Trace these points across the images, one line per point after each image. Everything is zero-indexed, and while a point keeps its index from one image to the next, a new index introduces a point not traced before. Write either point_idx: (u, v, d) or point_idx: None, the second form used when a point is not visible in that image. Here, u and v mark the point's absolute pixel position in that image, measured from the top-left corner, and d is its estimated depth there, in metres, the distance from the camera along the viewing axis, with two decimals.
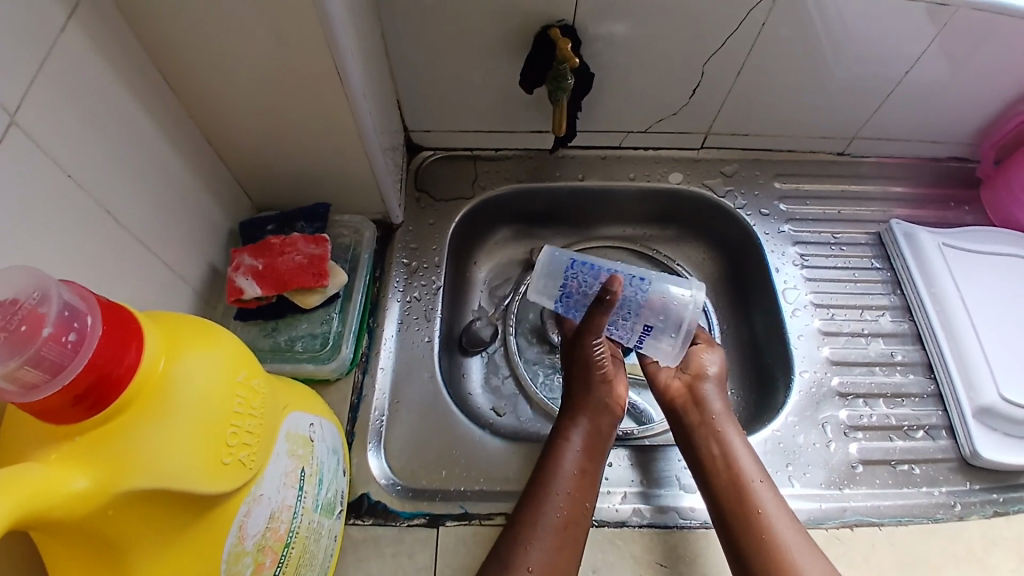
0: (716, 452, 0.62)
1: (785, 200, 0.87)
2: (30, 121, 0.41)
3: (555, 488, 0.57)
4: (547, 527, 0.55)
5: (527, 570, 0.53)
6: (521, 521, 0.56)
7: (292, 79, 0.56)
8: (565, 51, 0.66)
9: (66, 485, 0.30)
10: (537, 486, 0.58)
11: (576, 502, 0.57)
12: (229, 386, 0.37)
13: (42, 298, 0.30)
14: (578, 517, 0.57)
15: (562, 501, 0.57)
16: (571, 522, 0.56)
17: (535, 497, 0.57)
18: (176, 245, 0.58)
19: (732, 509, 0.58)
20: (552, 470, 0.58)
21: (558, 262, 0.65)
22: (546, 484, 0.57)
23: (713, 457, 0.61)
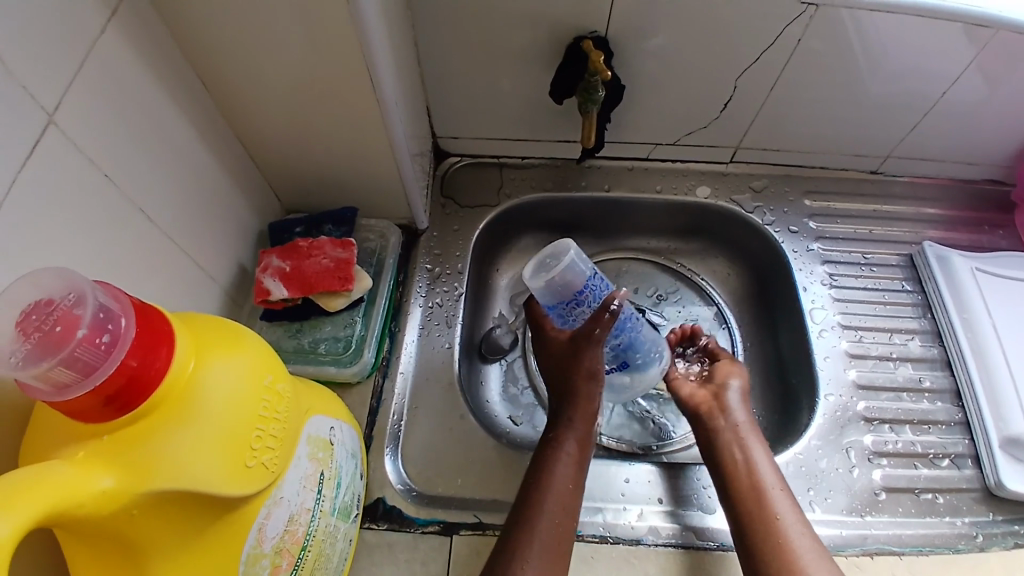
0: (739, 462, 0.60)
1: (815, 218, 0.85)
2: (68, 120, 0.42)
3: (547, 503, 0.56)
4: (539, 543, 0.53)
5: None
6: (514, 536, 0.54)
7: (324, 84, 0.56)
8: (597, 63, 0.66)
9: (92, 485, 0.31)
10: (528, 501, 0.56)
11: (566, 517, 0.56)
12: (254, 391, 0.37)
13: (78, 301, 0.31)
14: (567, 533, 0.55)
15: (554, 518, 0.55)
16: (563, 537, 0.55)
17: (527, 511, 0.55)
18: (207, 244, 0.59)
19: (752, 519, 0.57)
20: (543, 484, 0.57)
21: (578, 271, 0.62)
22: (538, 499, 0.56)
23: (736, 467, 0.60)
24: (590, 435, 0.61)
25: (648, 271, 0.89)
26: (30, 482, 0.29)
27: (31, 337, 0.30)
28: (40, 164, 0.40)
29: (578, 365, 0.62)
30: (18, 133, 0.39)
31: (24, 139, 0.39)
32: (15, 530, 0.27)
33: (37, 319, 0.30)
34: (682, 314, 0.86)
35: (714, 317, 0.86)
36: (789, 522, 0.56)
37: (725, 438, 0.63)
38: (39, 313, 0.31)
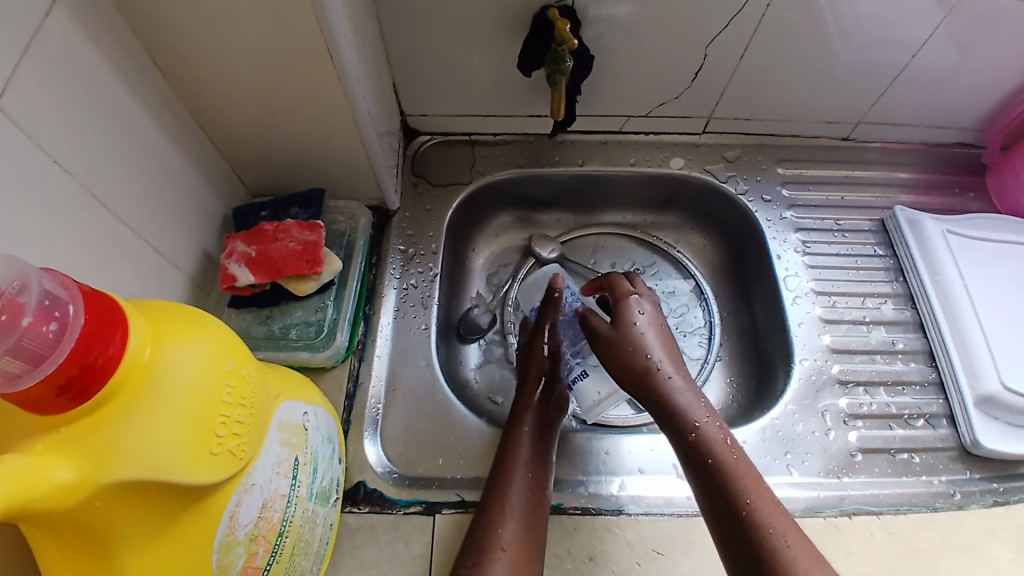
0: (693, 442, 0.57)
1: (788, 186, 0.86)
2: (15, 107, 0.40)
3: (518, 471, 0.58)
4: (512, 507, 0.55)
5: (501, 549, 0.53)
6: (492, 505, 0.56)
7: (284, 63, 0.54)
8: (563, 32, 0.64)
9: (49, 477, 0.30)
10: (499, 473, 0.58)
11: (537, 485, 0.57)
12: (217, 376, 0.36)
13: (23, 287, 0.30)
14: (541, 499, 0.57)
15: (526, 484, 0.57)
16: (536, 500, 0.56)
17: (500, 480, 0.57)
18: (169, 231, 0.57)
19: (721, 505, 0.54)
20: (513, 454, 0.59)
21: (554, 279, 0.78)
22: (509, 468, 0.58)
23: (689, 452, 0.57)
24: (550, 412, 0.64)
25: (624, 245, 0.88)
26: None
27: None
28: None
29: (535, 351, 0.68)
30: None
31: None
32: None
33: None
34: (659, 287, 0.86)
35: (692, 290, 0.86)
36: (761, 500, 0.53)
37: (670, 416, 0.59)
38: None
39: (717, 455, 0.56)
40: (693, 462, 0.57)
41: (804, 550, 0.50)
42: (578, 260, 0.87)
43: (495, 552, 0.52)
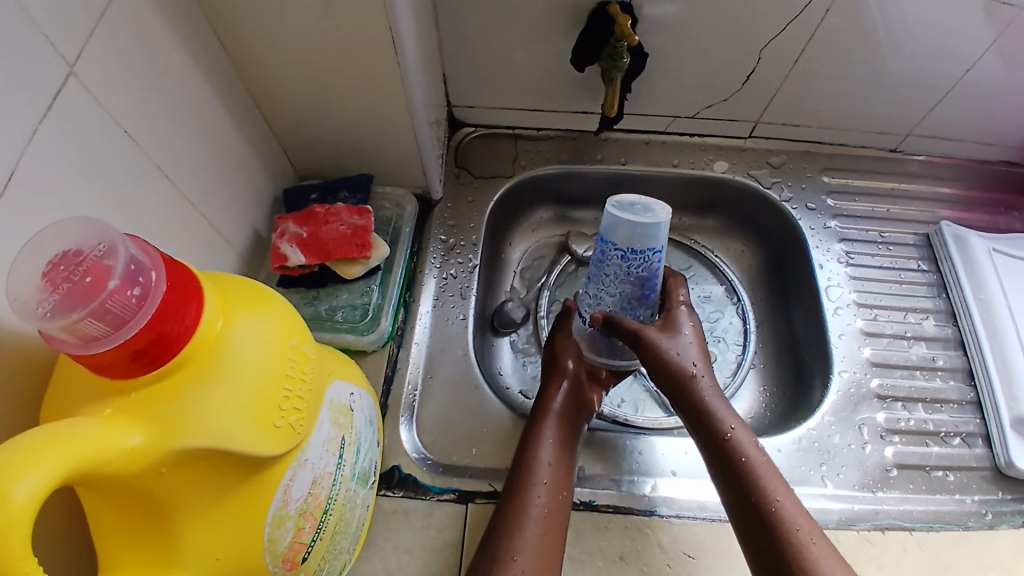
0: (729, 441, 0.57)
1: (832, 195, 0.84)
2: (89, 74, 0.41)
3: (538, 478, 0.56)
4: (531, 515, 0.54)
5: (513, 559, 0.51)
6: (508, 511, 0.55)
7: (342, 48, 0.55)
8: (624, 28, 0.64)
9: (121, 441, 0.30)
10: (515, 479, 0.57)
11: (559, 494, 0.56)
12: (281, 351, 0.36)
13: (109, 252, 0.30)
14: (559, 506, 0.56)
15: (545, 491, 0.56)
16: (557, 510, 0.55)
17: (517, 486, 0.56)
18: (223, 208, 0.58)
19: (750, 504, 0.54)
20: (532, 459, 0.58)
21: (642, 243, 0.59)
22: (526, 473, 0.57)
23: (723, 450, 0.57)
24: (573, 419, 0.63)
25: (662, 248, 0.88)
26: (54, 438, 0.27)
27: (59, 287, 0.29)
28: (58, 118, 0.39)
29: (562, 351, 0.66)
30: (35, 83, 0.37)
31: (41, 93, 0.38)
32: (41, 489, 0.26)
33: (65, 269, 0.29)
34: (694, 291, 0.85)
35: (726, 294, 0.85)
36: (788, 501, 0.54)
37: (704, 417, 0.59)
38: (66, 263, 0.30)
39: (750, 455, 0.56)
40: (725, 462, 0.57)
41: (827, 552, 0.51)
42: None
43: (508, 560, 0.51)
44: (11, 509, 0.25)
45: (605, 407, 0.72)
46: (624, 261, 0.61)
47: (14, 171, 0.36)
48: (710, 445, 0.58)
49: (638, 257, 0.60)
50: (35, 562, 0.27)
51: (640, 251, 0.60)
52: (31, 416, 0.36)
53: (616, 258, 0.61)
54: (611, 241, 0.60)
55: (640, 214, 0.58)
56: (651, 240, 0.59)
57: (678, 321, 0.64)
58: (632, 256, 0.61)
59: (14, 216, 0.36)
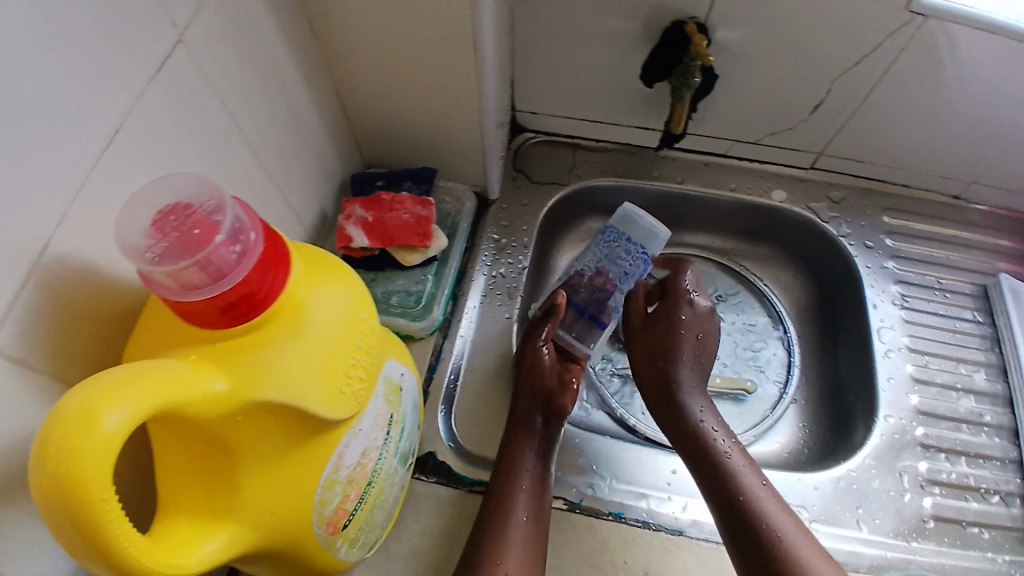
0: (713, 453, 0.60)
1: (892, 236, 0.83)
2: (195, 41, 0.42)
3: (520, 484, 0.56)
4: (517, 521, 0.53)
5: (498, 564, 0.51)
6: (493, 516, 0.54)
7: (426, 45, 0.57)
8: (700, 48, 0.66)
9: (206, 386, 0.31)
10: (500, 484, 0.56)
11: (540, 500, 0.56)
12: (353, 322, 0.38)
13: (216, 209, 0.32)
14: (540, 512, 0.55)
15: (526, 497, 0.55)
16: (538, 515, 0.55)
17: (501, 490, 0.56)
18: (299, 186, 0.60)
19: (721, 494, 0.57)
20: (515, 465, 0.57)
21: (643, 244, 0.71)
22: (511, 478, 0.56)
23: (707, 462, 0.60)
24: (552, 428, 0.62)
25: (710, 271, 0.87)
26: (143, 373, 0.28)
27: (168, 235, 0.31)
28: (162, 84, 0.40)
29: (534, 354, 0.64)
30: (144, 47, 0.38)
31: (152, 57, 0.39)
32: (129, 420, 0.27)
33: (174, 220, 0.31)
34: (740, 319, 0.84)
35: (771, 323, 0.84)
36: (757, 491, 0.57)
37: (678, 414, 0.64)
38: (177, 214, 0.32)
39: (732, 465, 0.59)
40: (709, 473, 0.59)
41: (798, 539, 0.54)
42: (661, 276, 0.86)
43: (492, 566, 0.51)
44: (101, 437, 0.26)
45: (639, 424, 0.71)
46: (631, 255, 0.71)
47: (121, 125, 0.37)
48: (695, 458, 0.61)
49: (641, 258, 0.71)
50: (111, 493, 0.26)
51: (647, 256, 0.71)
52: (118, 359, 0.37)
53: (626, 249, 0.71)
54: (624, 232, 0.71)
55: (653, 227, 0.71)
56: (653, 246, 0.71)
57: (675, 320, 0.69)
58: (639, 259, 0.71)
59: (117, 164, 0.37)
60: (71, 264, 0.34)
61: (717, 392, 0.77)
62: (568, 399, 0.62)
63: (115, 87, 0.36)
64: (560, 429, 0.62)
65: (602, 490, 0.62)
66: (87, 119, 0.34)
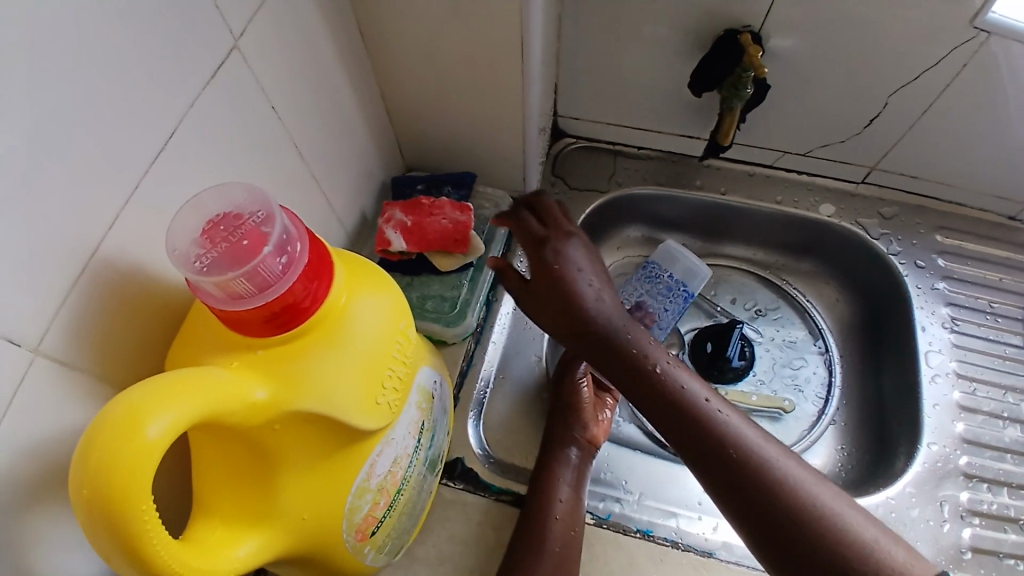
0: (714, 440, 0.47)
1: (944, 255, 0.79)
2: (249, 46, 0.43)
3: (553, 512, 0.54)
4: (549, 550, 0.52)
5: None
6: (525, 545, 0.52)
7: (472, 50, 0.57)
8: (755, 58, 0.63)
9: (248, 394, 0.31)
10: (532, 511, 0.55)
11: (574, 529, 0.54)
12: (392, 333, 0.38)
13: (265, 219, 0.33)
14: (575, 541, 0.53)
15: (559, 525, 0.54)
16: (570, 547, 0.53)
17: (534, 518, 0.54)
18: (341, 186, 0.60)
19: (700, 445, 0.47)
20: (549, 492, 0.56)
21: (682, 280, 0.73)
22: (543, 505, 0.55)
23: (707, 454, 0.47)
24: (586, 460, 0.61)
25: (750, 283, 0.84)
26: (187, 380, 0.28)
27: (219, 245, 0.32)
28: (217, 87, 0.41)
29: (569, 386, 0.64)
30: (203, 52, 0.39)
31: (209, 60, 0.39)
32: (171, 428, 0.27)
33: (225, 230, 0.32)
34: (780, 334, 0.81)
35: (809, 336, 0.81)
36: (740, 429, 0.48)
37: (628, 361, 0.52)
38: (227, 224, 0.33)
39: (743, 448, 0.46)
40: (716, 469, 0.46)
41: (813, 485, 0.45)
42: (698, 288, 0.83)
43: None
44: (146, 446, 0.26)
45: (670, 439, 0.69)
46: (673, 292, 0.73)
47: (177, 127, 0.38)
48: (690, 453, 0.48)
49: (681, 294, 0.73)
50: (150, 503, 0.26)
51: (688, 294, 0.73)
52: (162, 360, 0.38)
53: (669, 286, 0.73)
54: (667, 269, 0.73)
55: (694, 266, 0.72)
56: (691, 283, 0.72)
57: (564, 254, 0.56)
58: (680, 297, 0.73)
59: (169, 166, 0.37)
60: (121, 265, 0.35)
61: (752, 409, 0.75)
62: (596, 433, 0.63)
63: (172, 94, 0.37)
64: (592, 460, 0.61)
65: (629, 506, 0.61)
66: (143, 126, 0.35)
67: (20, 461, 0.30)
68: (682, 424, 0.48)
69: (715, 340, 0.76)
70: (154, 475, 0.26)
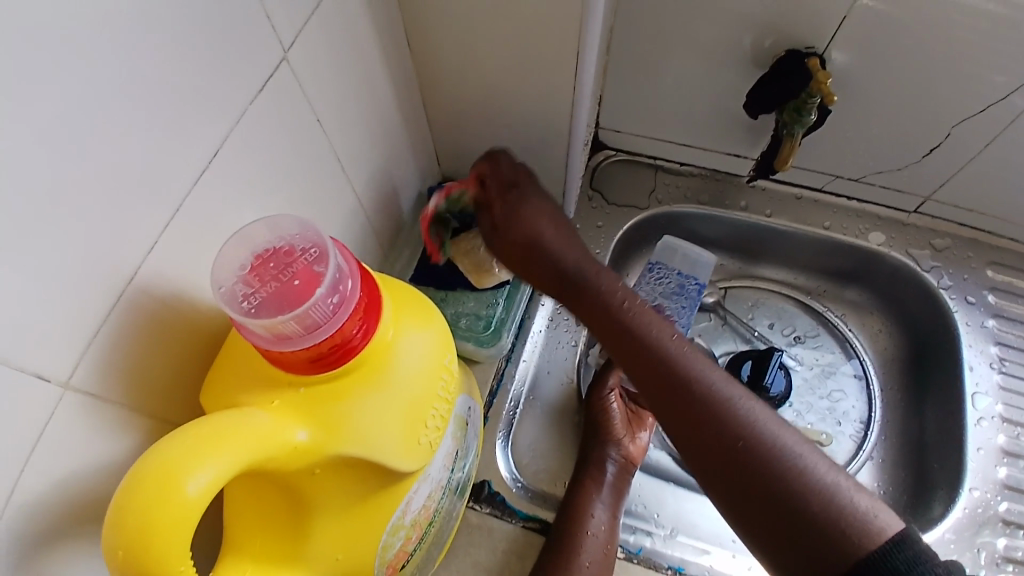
0: (677, 384, 0.44)
1: (995, 292, 0.76)
2: (298, 57, 0.41)
3: (585, 530, 0.53)
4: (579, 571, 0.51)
5: None
6: (552, 566, 0.51)
7: (522, 63, 0.54)
8: (824, 86, 0.60)
9: (287, 436, 0.30)
10: (563, 531, 0.53)
11: (605, 549, 0.53)
12: (435, 368, 0.36)
13: (317, 257, 0.31)
14: (607, 563, 0.53)
15: (590, 542, 0.53)
16: (604, 566, 0.52)
17: (564, 534, 0.53)
18: (378, 197, 0.58)
19: (662, 388, 0.45)
20: (581, 510, 0.55)
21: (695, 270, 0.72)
22: (574, 523, 0.54)
23: (669, 400, 0.44)
24: (622, 480, 0.59)
25: (788, 308, 0.81)
26: (230, 428, 0.27)
27: (268, 284, 0.31)
28: (264, 101, 0.39)
29: (602, 396, 0.63)
30: (251, 66, 0.37)
31: (257, 74, 0.38)
32: (210, 484, 0.26)
33: (275, 268, 0.31)
34: (818, 360, 0.78)
35: (844, 354, 0.79)
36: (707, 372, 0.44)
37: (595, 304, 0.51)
38: (277, 261, 0.31)
39: (706, 393, 0.43)
40: (676, 416, 0.44)
41: (782, 433, 0.41)
42: (734, 311, 0.80)
43: None
44: (182, 500, 0.25)
45: None
46: (684, 289, 0.71)
47: (220, 146, 0.36)
48: (654, 401, 0.45)
49: (693, 285, 0.71)
50: (189, 561, 0.26)
51: (700, 285, 0.71)
52: (195, 388, 0.37)
53: (680, 283, 0.71)
54: (673, 266, 0.72)
55: (698, 255, 0.72)
56: (703, 268, 0.72)
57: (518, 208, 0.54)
58: (692, 289, 0.71)
59: (211, 187, 0.36)
60: (158, 292, 0.33)
61: None
62: (636, 455, 0.61)
63: (215, 110, 0.35)
64: (631, 477, 0.60)
65: (660, 541, 0.59)
66: (188, 144, 0.34)
67: (47, 497, 0.29)
68: (645, 371, 0.46)
69: (752, 368, 0.73)
70: (193, 532, 0.25)
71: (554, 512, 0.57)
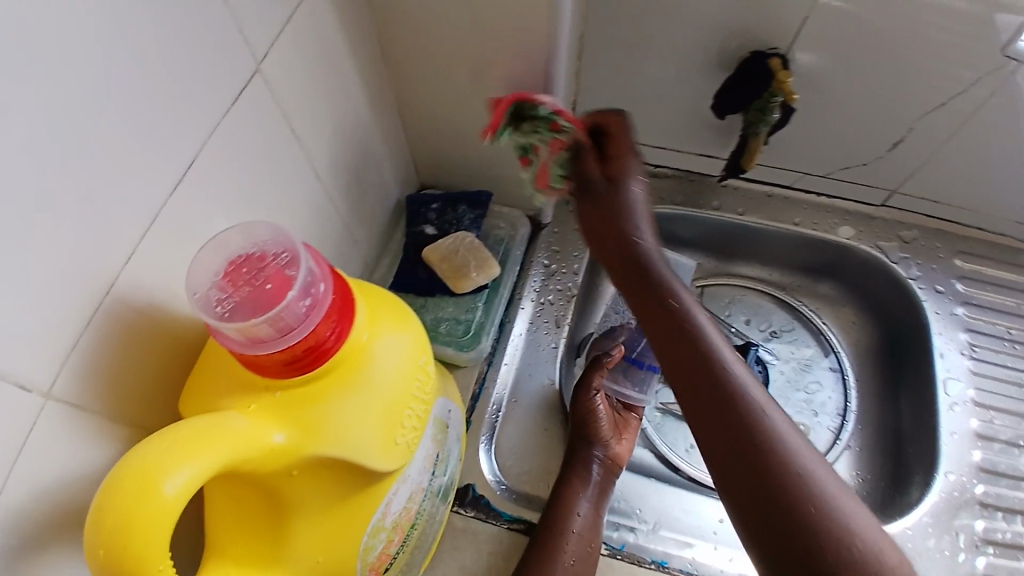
0: (714, 375, 0.41)
1: (963, 280, 0.78)
2: (272, 70, 0.42)
3: (569, 528, 0.54)
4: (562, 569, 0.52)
5: None
6: (537, 565, 0.52)
7: (494, 70, 0.55)
8: (785, 85, 0.62)
9: (265, 438, 0.30)
10: (547, 530, 0.54)
11: (589, 547, 0.54)
12: (412, 370, 0.37)
13: (290, 262, 0.32)
14: (590, 560, 0.53)
15: (574, 540, 0.54)
16: (588, 562, 0.53)
17: (548, 533, 0.54)
18: (357, 206, 0.59)
19: (697, 376, 0.41)
20: (566, 509, 0.55)
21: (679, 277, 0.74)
22: (558, 522, 0.54)
23: (699, 383, 0.41)
24: (608, 480, 0.60)
25: (765, 304, 0.83)
26: (208, 430, 0.28)
27: (241, 289, 0.32)
28: (239, 113, 0.40)
29: (586, 398, 0.63)
30: (225, 80, 0.38)
31: (231, 87, 0.38)
32: (188, 485, 0.26)
33: (248, 273, 0.32)
34: (795, 355, 0.80)
35: (820, 347, 0.80)
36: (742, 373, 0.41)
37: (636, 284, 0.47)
38: (250, 266, 0.32)
39: (741, 393, 0.40)
40: (708, 408, 0.40)
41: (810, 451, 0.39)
42: (711, 309, 0.82)
43: None
44: (161, 501, 0.25)
45: (682, 462, 0.68)
46: None
47: (195, 158, 0.36)
48: (682, 382, 0.42)
49: None
50: (167, 561, 0.26)
51: None
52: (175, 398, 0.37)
53: None
54: None
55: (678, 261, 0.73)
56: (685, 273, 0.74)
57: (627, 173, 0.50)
58: None
59: (186, 199, 0.36)
60: (138, 304, 0.34)
61: None
62: (620, 454, 0.62)
63: (189, 123, 0.36)
64: (615, 476, 0.61)
65: (643, 536, 0.60)
66: (163, 156, 0.34)
67: (28, 508, 0.29)
68: (683, 349, 0.43)
69: None
70: (172, 533, 0.26)
71: (538, 513, 0.58)
